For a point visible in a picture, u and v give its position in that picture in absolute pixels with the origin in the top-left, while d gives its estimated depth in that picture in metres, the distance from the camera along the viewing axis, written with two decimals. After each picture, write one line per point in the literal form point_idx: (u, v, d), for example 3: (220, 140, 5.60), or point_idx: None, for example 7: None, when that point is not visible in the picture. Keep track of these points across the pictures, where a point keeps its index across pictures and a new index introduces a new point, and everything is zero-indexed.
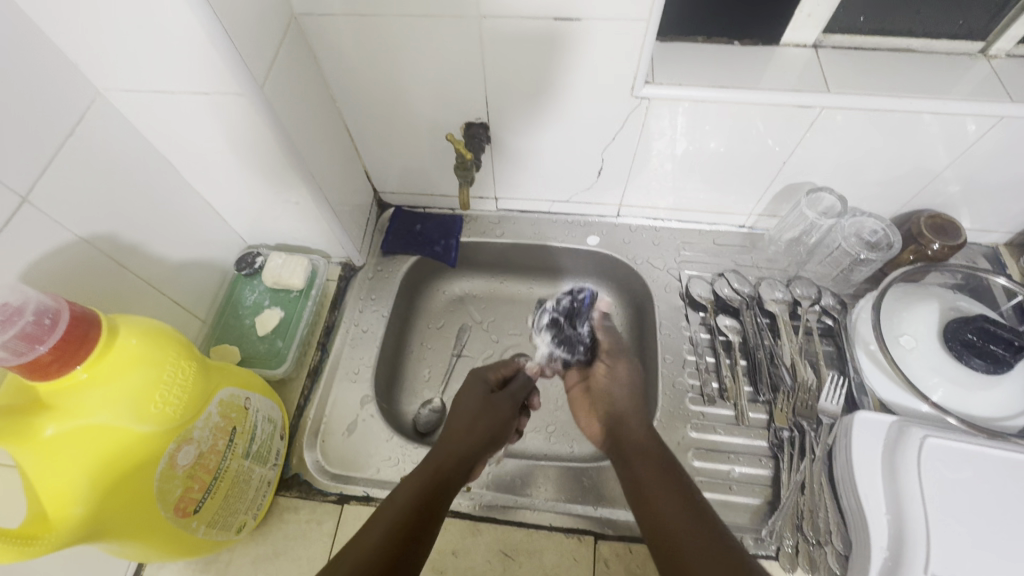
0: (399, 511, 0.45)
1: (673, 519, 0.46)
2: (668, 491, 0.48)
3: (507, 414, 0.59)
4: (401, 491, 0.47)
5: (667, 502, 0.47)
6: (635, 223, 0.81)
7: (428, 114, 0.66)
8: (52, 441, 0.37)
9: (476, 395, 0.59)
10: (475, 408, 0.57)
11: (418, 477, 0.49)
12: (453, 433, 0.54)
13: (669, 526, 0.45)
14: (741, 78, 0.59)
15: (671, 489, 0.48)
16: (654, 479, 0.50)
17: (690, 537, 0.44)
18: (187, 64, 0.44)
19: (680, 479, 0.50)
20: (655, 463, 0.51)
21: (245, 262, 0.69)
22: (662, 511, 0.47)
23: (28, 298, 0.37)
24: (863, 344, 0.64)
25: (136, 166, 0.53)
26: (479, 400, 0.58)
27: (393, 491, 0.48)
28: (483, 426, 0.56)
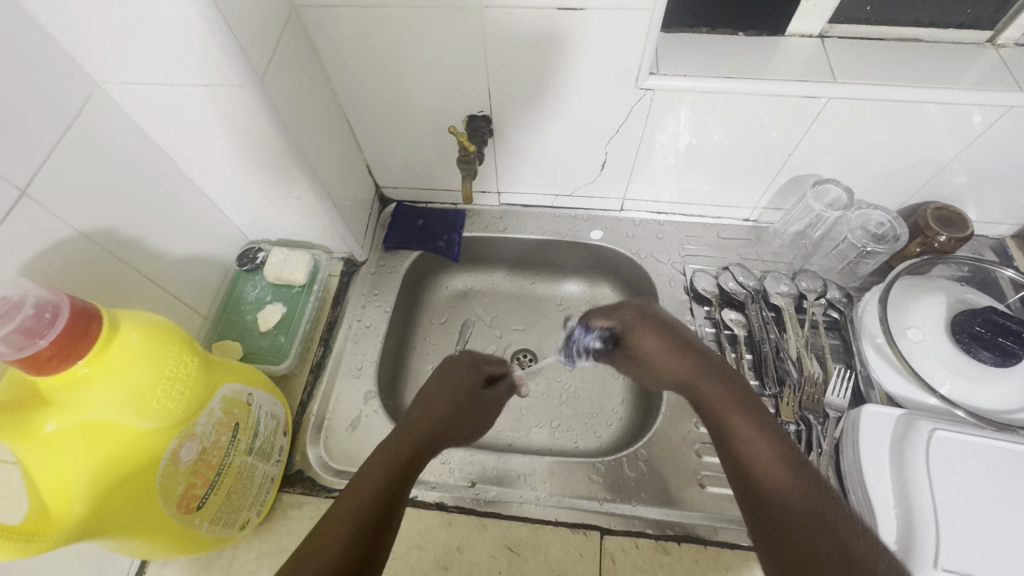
0: (359, 507, 0.41)
1: (780, 488, 0.43)
2: (763, 450, 0.45)
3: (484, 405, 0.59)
4: (364, 481, 0.43)
5: (775, 466, 0.44)
6: (638, 217, 0.80)
7: (430, 108, 0.66)
8: (53, 436, 0.37)
9: (458, 379, 0.57)
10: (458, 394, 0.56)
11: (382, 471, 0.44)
12: (424, 414, 0.52)
13: (775, 493, 0.43)
14: (746, 69, 0.58)
15: (773, 451, 0.45)
16: (750, 440, 0.46)
17: (796, 503, 0.42)
18: (186, 55, 0.44)
19: (782, 438, 0.46)
20: (753, 427, 0.47)
21: (245, 257, 0.69)
22: (767, 477, 0.44)
23: (28, 292, 0.36)
24: (869, 338, 0.64)
25: (136, 161, 0.52)
26: (460, 386, 0.57)
27: (353, 478, 0.43)
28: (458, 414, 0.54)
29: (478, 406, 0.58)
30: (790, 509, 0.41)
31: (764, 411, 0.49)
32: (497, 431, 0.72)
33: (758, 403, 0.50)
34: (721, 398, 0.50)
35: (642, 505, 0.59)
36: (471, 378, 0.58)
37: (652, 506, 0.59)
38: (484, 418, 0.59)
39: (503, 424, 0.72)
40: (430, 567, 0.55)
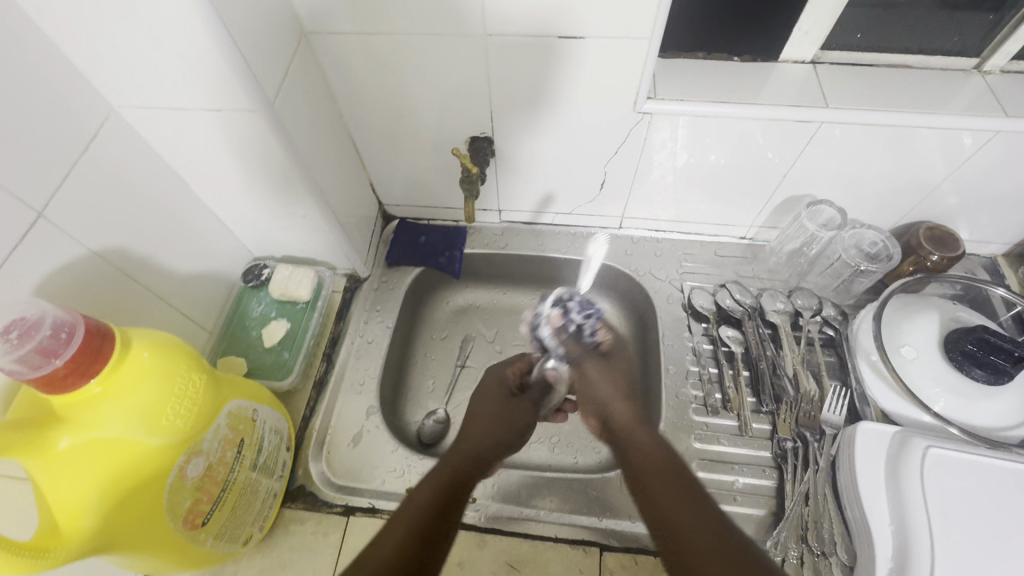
0: (417, 514, 0.44)
1: (686, 527, 0.42)
2: (673, 499, 0.45)
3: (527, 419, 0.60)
4: (418, 494, 0.46)
5: (684, 510, 0.43)
6: (637, 235, 0.82)
7: (434, 128, 0.67)
8: (65, 453, 0.38)
9: (495, 400, 0.59)
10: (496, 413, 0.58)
11: (434, 479, 0.48)
12: (472, 434, 0.54)
13: (678, 535, 0.42)
14: (741, 93, 0.60)
15: (682, 498, 0.45)
16: (661, 491, 0.46)
17: (701, 541, 0.41)
18: (200, 81, 0.45)
19: (690, 484, 0.46)
20: (677, 477, 0.47)
21: (251, 274, 0.70)
22: (676, 520, 0.43)
23: (45, 313, 0.38)
24: (864, 355, 0.65)
25: (147, 181, 0.54)
26: (497, 405, 0.59)
27: (409, 493, 0.47)
28: (503, 428, 0.57)
29: (526, 415, 0.60)
30: (694, 543, 0.41)
31: (677, 462, 0.48)
32: None
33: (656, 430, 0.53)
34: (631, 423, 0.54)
35: (640, 521, 0.60)
36: (509, 396, 0.60)
37: None
38: (530, 419, 0.60)
39: None
40: None
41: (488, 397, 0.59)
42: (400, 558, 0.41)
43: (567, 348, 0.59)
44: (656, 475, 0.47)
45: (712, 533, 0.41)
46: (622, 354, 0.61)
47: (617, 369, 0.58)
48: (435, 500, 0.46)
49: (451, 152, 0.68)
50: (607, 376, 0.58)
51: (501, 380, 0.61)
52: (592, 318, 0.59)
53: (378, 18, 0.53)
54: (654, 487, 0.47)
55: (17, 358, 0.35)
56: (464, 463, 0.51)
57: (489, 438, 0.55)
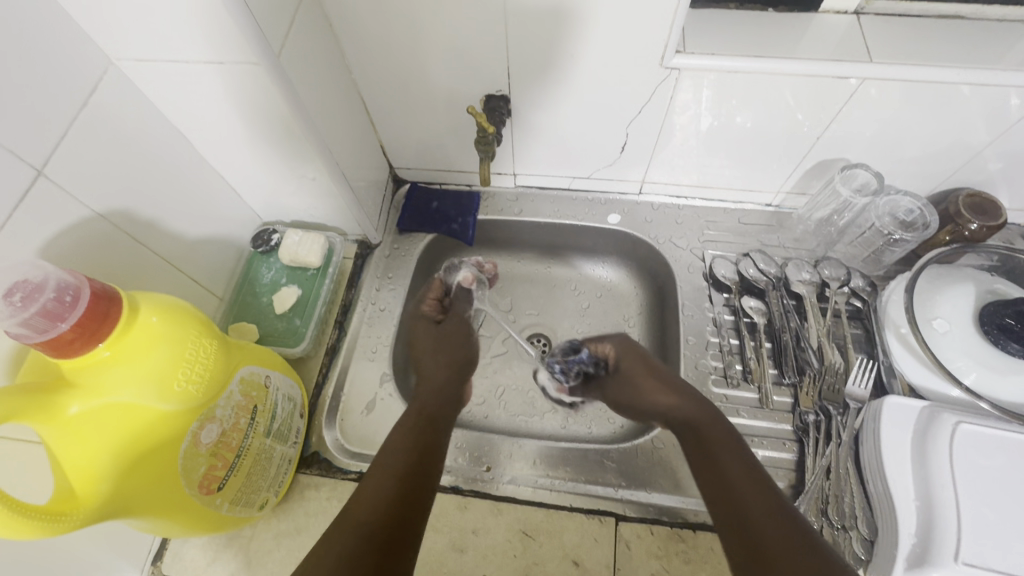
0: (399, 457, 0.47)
1: (746, 491, 0.44)
2: (730, 465, 0.47)
3: (461, 339, 0.67)
4: (391, 440, 0.49)
5: (743, 479, 0.45)
6: (657, 201, 0.79)
7: (447, 87, 0.64)
8: (77, 419, 0.37)
9: (428, 333, 0.66)
10: (427, 343, 0.65)
11: (407, 422, 0.52)
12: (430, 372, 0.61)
13: (735, 493, 0.44)
14: (776, 47, 0.56)
15: (738, 462, 0.47)
16: (722, 456, 0.48)
17: (757, 507, 0.43)
18: (200, 31, 0.42)
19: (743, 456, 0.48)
20: (736, 457, 0.47)
21: (261, 239, 0.68)
22: (735, 484, 0.45)
23: (48, 275, 0.36)
24: (893, 327, 0.63)
25: (150, 139, 0.51)
26: (429, 338, 0.65)
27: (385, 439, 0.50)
28: (442, 354, 0.64)
29: (454, 338, 0.67)
30: (754, 507, 0.43)
31: (735, 435, 0.50)
32: (511, 416, 0.72)
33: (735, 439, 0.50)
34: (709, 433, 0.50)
35: (657, 492, 0.59)
36: (434, 325, 0.67)
37: (667, 494, 0.59)
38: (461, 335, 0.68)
39: (516, 408, 0.73)
40: (446, 550, 0.56)
41: (421, 334, 0.66)
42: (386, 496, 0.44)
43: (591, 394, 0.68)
44: (709, 441, 0.50)
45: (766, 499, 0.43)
46: (632, 351, 0.62)
47: (632, 374, 0.60)
48: (416, 440, 0.50)
49: (465, 111, 0.65)
50: (637, 367, 0.60)
51: (426, 315, 0.68)
52: (580, 358, 0.67)
53: None
54: (711, 451, 0.49)
55: (22, 322, 0.34)
56: (431, 396, 0.57)
57: (448, 371, 0.62)
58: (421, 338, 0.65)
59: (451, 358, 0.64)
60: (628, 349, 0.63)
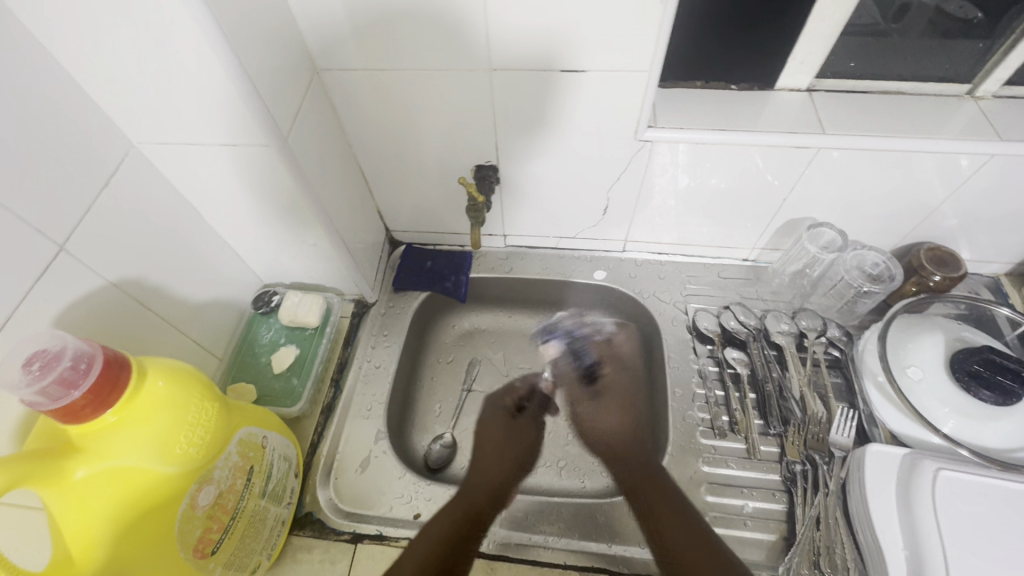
0: (432, 545, 0.52)
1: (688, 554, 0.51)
2: (681, 535, 0.53)
3: (530, 436, 0.67)
4: (434, 529, 0.53)
5: (690, 545, 0.52)
6: (640, 257, 0.83)
7: (440, 158, 0.69)
8: (81, 484, 0.38)
9: (498, 426, 0.66)
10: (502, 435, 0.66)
11: (451, 514, 0.55)
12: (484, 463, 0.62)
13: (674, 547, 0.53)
14: (739, 121, 0.62)
15: (682, 522, 0.54)
16: (673, 525, 0.54)
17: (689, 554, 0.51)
18: (216, 118, 0.47)
19: (699, 523, 0.54)
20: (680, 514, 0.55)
21: (262, 300, 0.71)
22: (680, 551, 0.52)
23: (66, 344, 0.38)
24: (871, 376, 0.65)
25: (163, 212, 0.55)
26: (504, 428, 0.66)
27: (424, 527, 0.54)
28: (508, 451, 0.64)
29: (524, 436, 0.67)
30: (691, 558, 0.51)
31: (687, 505, 0.56)
32: None
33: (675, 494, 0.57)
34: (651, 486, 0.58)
35: None
36: (508, 421, 0.67)
37: None
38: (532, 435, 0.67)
39: None
40: None
41: (492, 424, 0.66)
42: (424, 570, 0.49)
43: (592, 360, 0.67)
44: (668, 517, 0.55)
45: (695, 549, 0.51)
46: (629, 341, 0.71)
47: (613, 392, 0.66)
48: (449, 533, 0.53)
49: (457, 181, 0.70)
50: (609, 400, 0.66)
51: (500, 408, 0.68)
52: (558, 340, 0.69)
53: (388, 54, 0.56)
54: (665, 527, 0.54)
55: (39, 390, 0.36)
56: (484, 493, 0.59)
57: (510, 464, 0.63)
58: (489, 425, 0.66)
59: (518, 449, 0.65)
60: (616, 365, 0.68)
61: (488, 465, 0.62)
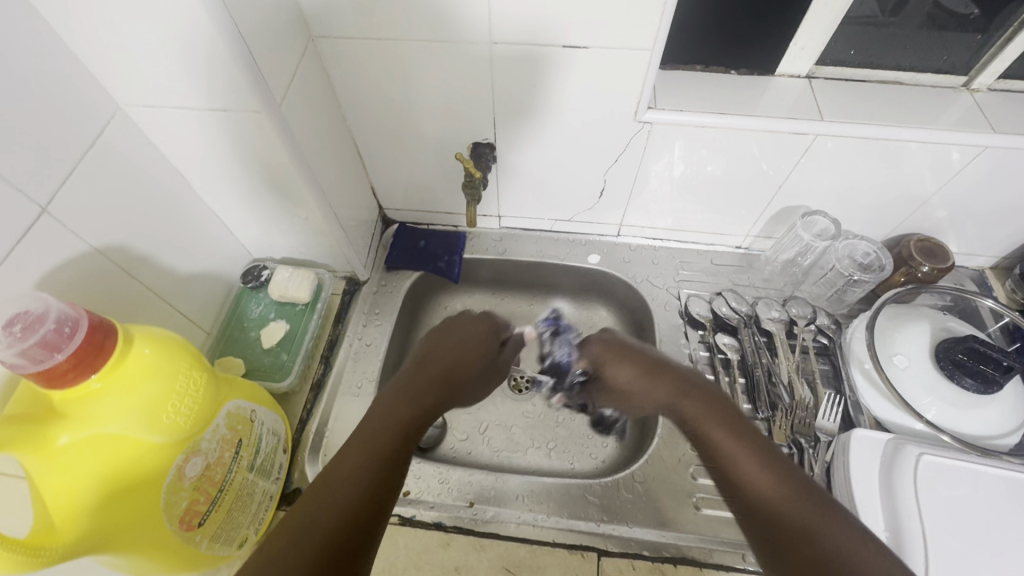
0: (371, 457, 0.44)
1: (767, 498, 0.44)
2: (753, 473, 0.45)
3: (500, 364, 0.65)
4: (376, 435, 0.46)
5: (768, 487, 0.44)
6: (634, 242, 0.82)
7: (438, 135, 0.68)
8: (65, 450, 0.37)
9: (460, 334, 0.61)
10: (475, 351, 0.61)
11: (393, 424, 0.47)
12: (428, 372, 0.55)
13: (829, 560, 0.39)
14: (738, 105, 0.62)
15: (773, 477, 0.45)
16: (750, 465, 0.46)
17: (782, 510, 0.43)
18: (208, 81, 0.45)
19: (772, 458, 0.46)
20: (757, 460, 0.46)
21: (251, 275, 0.69)
22: (757, 492, 0.44)
23: (49, 306, 0.37)
24: (857, 363, 0.66)
25: (152, 178, 0.54)
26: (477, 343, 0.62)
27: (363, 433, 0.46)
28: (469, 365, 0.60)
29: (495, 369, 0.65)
30: (784, 519, 0.42)
31: (764, 443, 0.47)
32: (493, 450, 0.74)
33: (756, 434, 0.48)
34: (732, 448, 0.47)
35: (638, 526, 0.60)
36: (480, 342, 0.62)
37: (647, 528, 0.60)
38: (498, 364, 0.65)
39: (499, 445, 0.75)
40: None
41: (475, 329, 0.62)
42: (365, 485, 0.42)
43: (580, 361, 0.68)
44: (744, 471, 0.46)
45: (786, 499, 0.43)
46: (614, 349, 0.62)
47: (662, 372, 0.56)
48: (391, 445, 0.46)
49: (453, 157, 0.68)
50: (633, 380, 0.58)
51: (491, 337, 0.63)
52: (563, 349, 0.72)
53: (385, 23, 0.54)
54: (747, 489, 0.45)
55: (21, 352, 0.34)
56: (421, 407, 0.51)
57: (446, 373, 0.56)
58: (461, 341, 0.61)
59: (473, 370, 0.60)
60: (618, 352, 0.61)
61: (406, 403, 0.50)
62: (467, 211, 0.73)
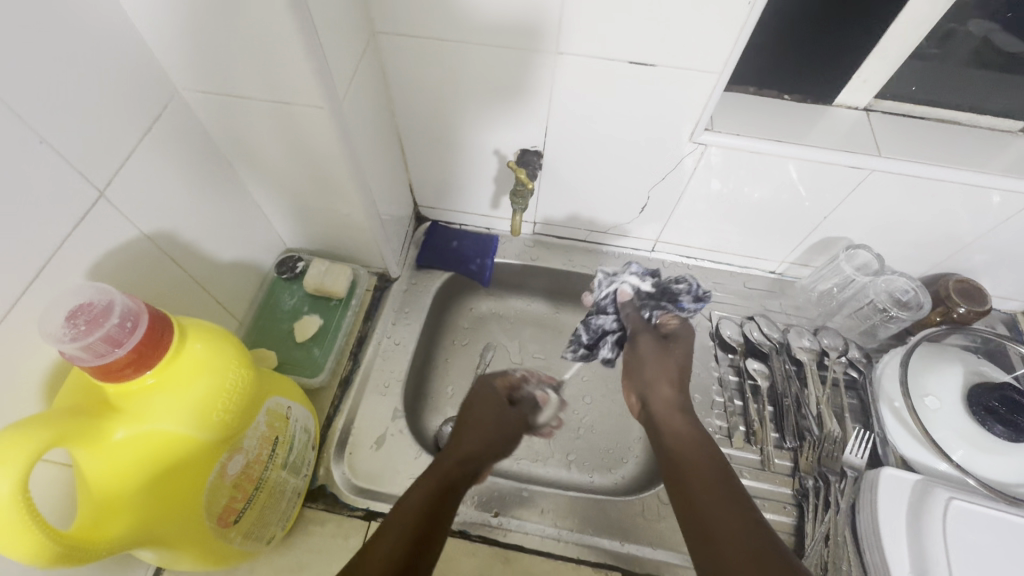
0: (408, 519, 0.45)
1: (726, 540, 0.42)
2: (719, 515, 0.44)
3: (517, 431, 0.62)
4: (412, 496, 0.48)
5: (737, 524, 0.43)
6: (668, 259, 0.82)
7: (485, 139, 0.67)
8: (118, 446, 0.36)
9: (488, 403, 0.63)
10: (495, 424, 0.60)
11: (427, 481, 0.49)
12: (468, 438, 0.57)
13: None
14: (794, 133, 0.61)
15: (738, 519, 0.44)
16: (714, 508, 0.45)
17: (735, 549, 0.41)
18: (274, 74, 0.44)
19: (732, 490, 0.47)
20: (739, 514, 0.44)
21: (286, 266, 0.68)
22: (714, 531, 0.43)
23: (114, 298, 0.36)
24: (888, 402, 0.66)
25: (202, 165, 0.53)
26: (494, 411, 0.62)
27: (402, 496, 0.48)
28: (500, 435, 0.60)
29: (512, 424, 0.62)
30: (730, 547, 0.41)
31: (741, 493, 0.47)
32: (511, 459, 0.74)
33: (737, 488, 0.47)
34: (708, 482, 0.48)
35: (661, 549, 0.60)
36: (500, 402, 0.64)
37: (670, 550, 0.60)
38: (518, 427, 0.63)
39: (519, 453, 0.75)
40: None
41: (491, 401, 0.63)
42: (399, 547, 0.42)
43: (627, 320, 0.72)
44: (700, 498, 0.47)
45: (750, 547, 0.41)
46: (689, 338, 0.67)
47: (673, 356, 0.64)
48: (427, 501, 0.47)
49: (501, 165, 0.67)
50: (668, 382, 0.60)
51: (505, 406, 0.63)
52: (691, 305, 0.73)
53: (449, 24, 0.53)
54: (704, 508, 0.46)
55: (85, 346, 0.33)
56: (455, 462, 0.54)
57: (481, 443, 0.57)
58: (490, 420, 0.60)
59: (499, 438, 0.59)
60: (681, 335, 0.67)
61: (462, 442, 0.56)
62: (513, 218, 0.71)
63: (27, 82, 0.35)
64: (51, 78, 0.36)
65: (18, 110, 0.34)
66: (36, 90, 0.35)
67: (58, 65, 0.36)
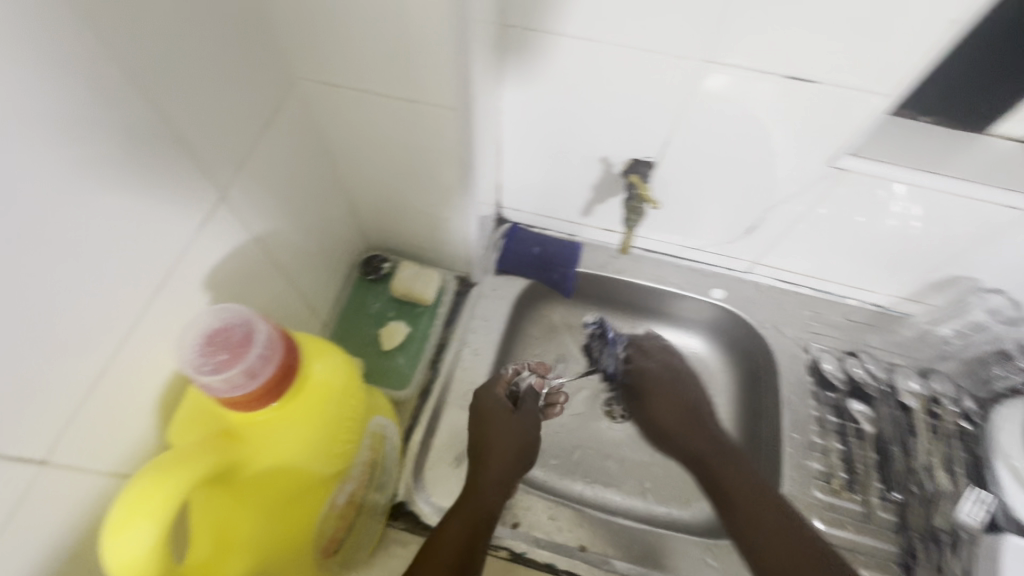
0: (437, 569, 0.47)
1: None
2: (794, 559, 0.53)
3: (529, 431, 0.62)
4: (444, 538, 0.49)
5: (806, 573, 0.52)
6: (763, 282, 0.76)
7: (595, 145, 0.62)
8: (244, 484, 0.33)
9: (499, 421, 0.59)
10: (521, 432, 0.60)
11: (461, 520, 0.51)
12: (493, 460, 0.56)
13: None
14: (953, 162, 0.54)
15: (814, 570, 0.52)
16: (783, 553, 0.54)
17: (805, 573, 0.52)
18: (415, 72, 0.41)
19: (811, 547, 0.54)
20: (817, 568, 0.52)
21: (371, 266, 0.66)
22: None
23: (255, 322, 0.32)
24: (1003, 457, 0.59)
25: (308, 160, 0.50)
26: (503, 428, 0.59)
27: (438, 528, 0.50)
28: (519, 451, 0.59)
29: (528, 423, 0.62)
30: None
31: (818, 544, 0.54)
32: (583, 481, 0.71)
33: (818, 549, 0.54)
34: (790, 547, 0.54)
35: None
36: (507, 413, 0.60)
37: None
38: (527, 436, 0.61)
39: (592, 475, 0.72)
40: None
41: (497, 425, 0.59)
42: None
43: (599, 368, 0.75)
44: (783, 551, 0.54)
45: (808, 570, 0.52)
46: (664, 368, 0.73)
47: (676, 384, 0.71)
48: (458, 544, 0.49)
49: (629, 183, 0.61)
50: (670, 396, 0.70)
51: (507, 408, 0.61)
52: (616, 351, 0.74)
53: (591, 22, 0.48)
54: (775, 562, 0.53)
55: (226, 379, 0.30)
56: (487, 490, 0.54)
57: (508, 459, 0.57)
58: (504, 420, 0.60)
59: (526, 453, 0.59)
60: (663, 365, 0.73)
61: (491, 461, 0.56)
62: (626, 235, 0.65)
63: (171, 73, 0.31)
64: (191, 69, 0.33)
65: (163, 106, 0.31)
66: (179, 88, 0.32)
67: (197, 58, 0.33)
